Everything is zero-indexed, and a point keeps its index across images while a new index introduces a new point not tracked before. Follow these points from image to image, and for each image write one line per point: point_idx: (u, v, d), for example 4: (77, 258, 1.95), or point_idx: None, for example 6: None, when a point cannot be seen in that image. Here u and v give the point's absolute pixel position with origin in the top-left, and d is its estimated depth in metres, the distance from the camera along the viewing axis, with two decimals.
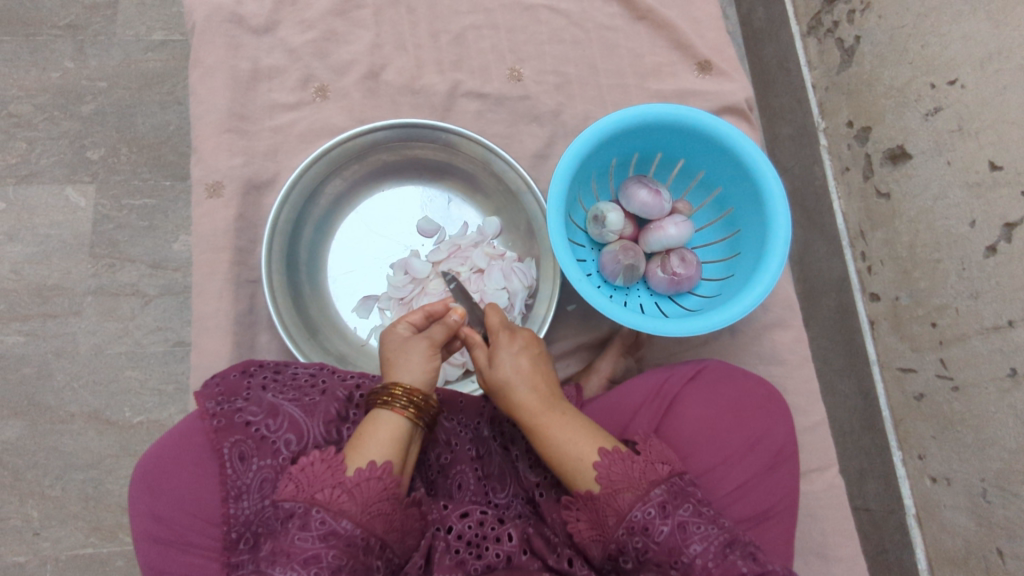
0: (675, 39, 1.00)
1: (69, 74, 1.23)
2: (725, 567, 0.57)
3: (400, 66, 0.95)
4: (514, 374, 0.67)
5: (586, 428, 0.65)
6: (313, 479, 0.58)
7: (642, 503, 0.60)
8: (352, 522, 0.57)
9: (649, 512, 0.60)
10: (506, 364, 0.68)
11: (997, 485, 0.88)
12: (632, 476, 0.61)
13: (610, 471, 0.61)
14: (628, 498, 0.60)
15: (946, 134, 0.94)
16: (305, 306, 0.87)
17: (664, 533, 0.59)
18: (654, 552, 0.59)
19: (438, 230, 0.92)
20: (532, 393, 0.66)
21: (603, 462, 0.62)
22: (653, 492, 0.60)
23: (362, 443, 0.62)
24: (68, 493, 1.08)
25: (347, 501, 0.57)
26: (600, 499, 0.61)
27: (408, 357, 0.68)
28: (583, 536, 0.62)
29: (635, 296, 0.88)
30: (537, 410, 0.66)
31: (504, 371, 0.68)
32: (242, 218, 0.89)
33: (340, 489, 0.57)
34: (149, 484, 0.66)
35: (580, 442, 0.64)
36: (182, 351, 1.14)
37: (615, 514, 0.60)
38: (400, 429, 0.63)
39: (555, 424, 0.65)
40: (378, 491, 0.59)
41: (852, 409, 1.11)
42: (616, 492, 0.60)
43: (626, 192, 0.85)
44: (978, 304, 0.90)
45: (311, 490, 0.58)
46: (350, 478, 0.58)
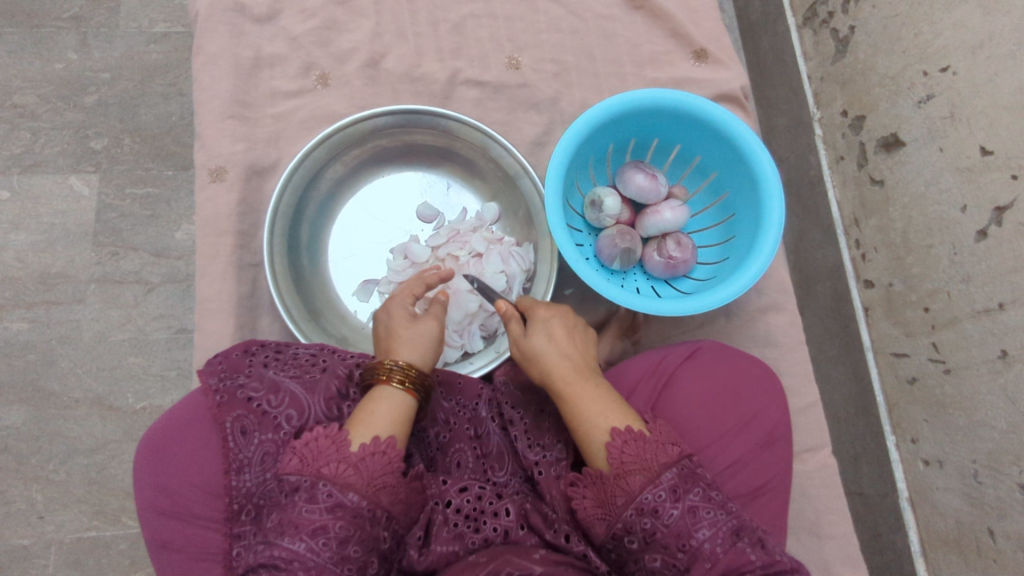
0: (671, 29, 1.01)
1: (73, 65, 1.24)
2: (734, 552, 0.56)
3: (400, 54, 0.97)
4: (546, 345, 0.69)
5: (612, 402, 0.65)
6: (318, 454, 0.58)
7: (652, 486, 0.58)
8: (358, 495, 0.58)
9: (659, 495, 0.58)
10: (538, 335, 0.70)
11: (988, 466, 0.89)
12: (645, 458, 0.60)
13: (622, 452, 0.60)
14: (638, 479, 0.59)
15: (938, 120, 0.95)
16: (307, 290, 0.88)
17: (674, 516, 0.58)
18: (662, 534, 0.58)
19: (438, 215, 0.93)
20: (564, 361, 0.68)
21: (616, 443, 0.61)
22: (664, 475, 0.59)
23: (366, 418, 0.63)
24: (72, 477, 1.10)
25: (352, 475, 0.58)
26: (610, 479, 0.60)
27: (421, 336, 0.72)
28: (588, 513, 0.62)
29: (632, 280, 0.89)
30: (568, 379, 0.67)
31: (535, 342, 0.70)
32: (245, 203, 0.91)
33: (345, 463, 0.58)
34: (153, 459, 0.68)
35: (596, 419, 0.64)
36: (184, 338, 1.15)
37: (625, 495, 0.59)
38: (400, 404, 0.65)
39: (585, 395, 0.66)
40: (383, 466, 0.59)
41: (847, 394, 1.13)
42: (626, 473, 0.59)
43: (623, 177, 0.87)
44: (970, 288, 0.92)
45: (316, 465, 0.58)
46: (354, 452, 0.59)
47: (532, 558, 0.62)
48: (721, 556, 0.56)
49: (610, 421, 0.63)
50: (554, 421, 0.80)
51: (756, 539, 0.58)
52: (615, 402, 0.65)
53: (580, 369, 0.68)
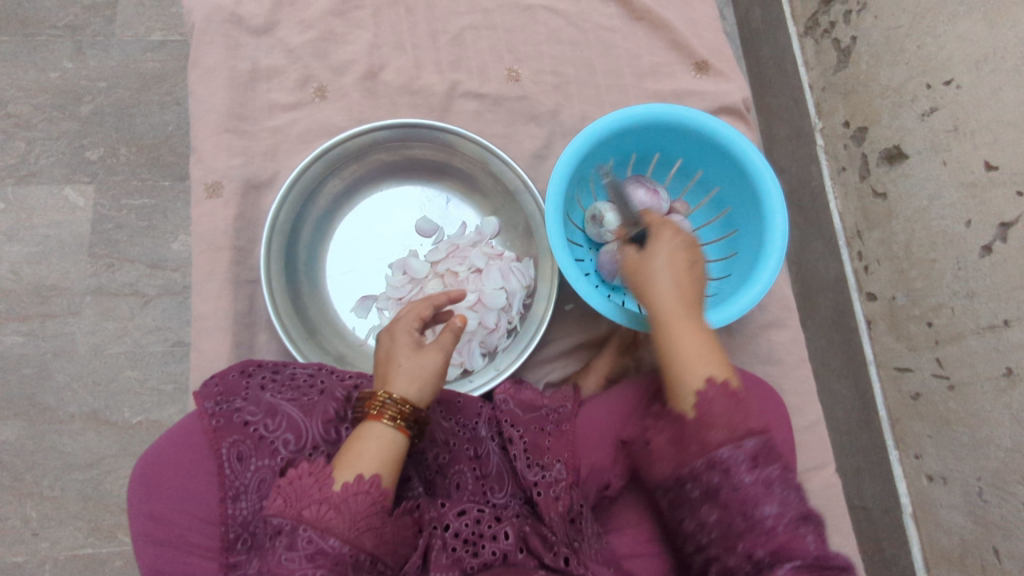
0: (672, 40, 1.00)
1: (68, 74, 1.23)
2: (795, 535, 0.53)
3: (399, 66, 0.96)
4: (667, 271, 0.66)
5: (712, 349, 0.62)
6: (300, 495, 0.58)
7: (733, 444, 0.56)
8: (339, 540, 0.57)
9: (737, 456, 0.56)
10: (662, 260, 0.67)
11: (993, 484, 0.89)
12: (732, 416, 0.57)
13: (709, 402, 0.58)
14: (720, 434, 0.57)
15: (942, 134, 0.94)
16: (305, 307, 0.87)
17: (746, 482, 0.55)
18: (727, 493, 0.55)
19: (437, 230, 0.92)
20: (680, 293, 0.65)
21: (707, 394, 0.59)
22: (747, 440, 0.57)
23: (353, 454, 0.62)
24: (68, 493, 1.09)
25: (333, 518, 0.57)
26: (692, 424, 0.58)
27: (422, 370, 0.67)
28: (660, 453, 0.60)
29: (633, 297, 0.88)
30: (674, 310, 0.64)
31: (659, 267, 0.67)
32: (241, 218, 0.89)
33: (326, 505, 0.58)
34: (147, 486, 0.67)
35: (692, 360, 0.61)
36: (181, 351, 1.14)
37: (701, 444, 0.57)
38: (392, 442, 0.63)
39: (687, 331, 0.63)
40: (366, 506, 0.59)
41: (850, 408, 1.12)
42: (708, 425, 0.58)
43: (624, 192, 0.86)
44: (974, 304, 0.91)
45: (298, 507, 0.58)
46: (337, 493, 0.59)
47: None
48: (781, 537, 0.53)
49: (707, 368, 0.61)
50: (554, 441, 0.77)
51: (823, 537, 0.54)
52: (715, 351, 0.62)
53: (691, 305, 0.65)
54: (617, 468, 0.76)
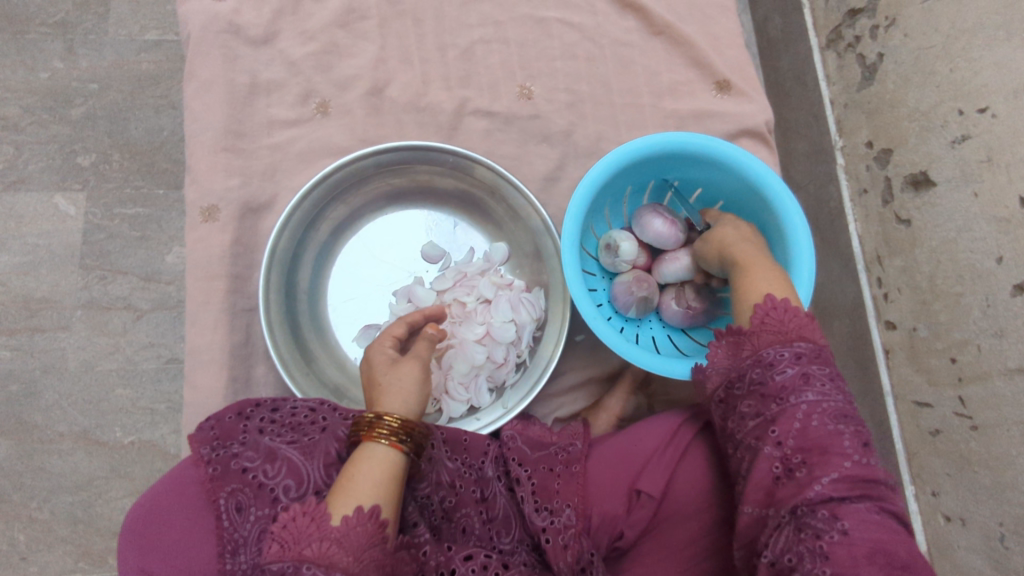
0: (693, 57, 0.95)
1: (59, 75, 1.17)
2: (828, 430, 0.56)
3: (405, 82, 0.91)
4: (748, 234, 0.75)
5: (780, 280, 0.68)
6: (297, 536, 0.54)
7: (779, 346, 0.61)
8: (346, 575, 0.52)
9: (782, 355, 0.61)
10: (743, 228, 0.76)
11: (1015, 532, 0.85)
12: (783, 324, 0.63)
13: (762, 311, 0.64)
14: (770, 337, 0.62)
15: (974, 163, 0.90)
16: (305, 337, 0.83)
17: (787, 374, 0.59)
18: (766, 386, 0.60)
19: (443, 255, 0.88)
20: (758, 250, 0.73)
21: (763, 303, 0.64)
22: (795, 343, 0.61)
23: (350, 485, 0.58)
24: (57, 516, 1.05)
25: (337, 552, 0.53)
26: (747, 329, 0.64)
27: (401, 384, 0.66)
28: (716, 362, 0.66)
29: (647, 329, 0.85)
30: (747, 254, 0.71)
31: (741, 231, 0.75)
32: (238, 243, 0.85)
33: (328, 541, 0.54)
34: (138, 540, 0.63)
35: (756, 284, 0.68)
36: (175, 369, 1.10)
37: (752, 346, 0.63)
38: (389, 466, 0.60)
39: (757, 265, 0.70)
40: (368, 538, 0.55)
41: (864, 438, 1.09)
42: (759, 331, 0.63)
43: (640, 221, 0.82)
44: (1003, 344, 0.87)
45: (298, 547, 0.53)
46: (337, 527, 0.54)
47: None
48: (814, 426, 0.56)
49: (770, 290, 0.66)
50: (563, 484, 0.74)
51: (862, 439, 0.55)
52: (784, 282, 0.68)
53: (766, 255, 0.72)
54: (630, 517, 0.72)
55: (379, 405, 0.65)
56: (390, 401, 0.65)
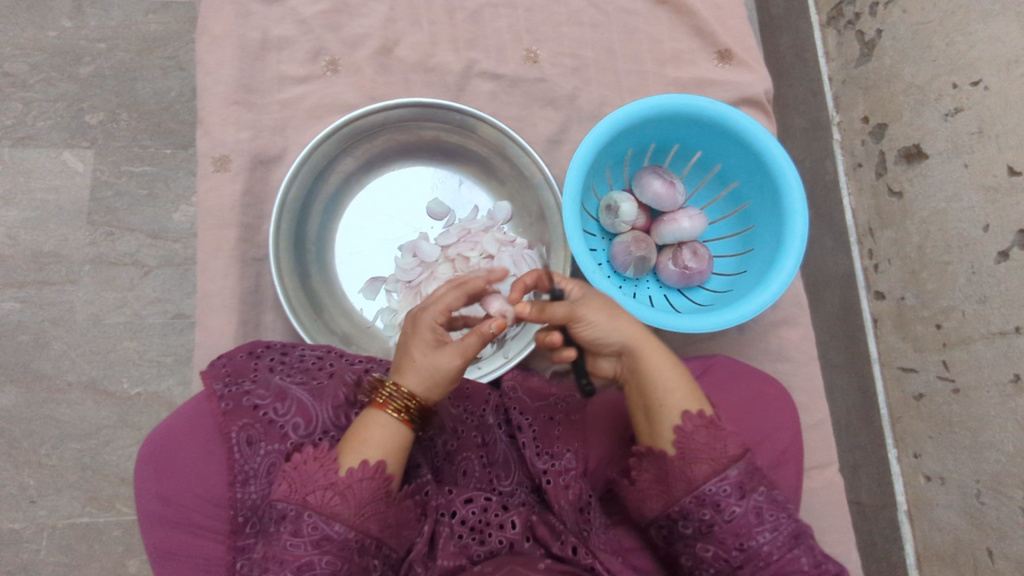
0: (696, 26, 0.98)
1: (67, 33, 1.18)
2: (787, 559, 0.57)
3: (413, 42, 0.93)
4: (612, 307, 0.65)
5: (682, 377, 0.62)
6: (306, 480, 0.58)
7: (718, 479, 0.57)
8: (345, 526, 0.57)
9: (723, 489, 0.57)
10: (604, 300, 0.65)
11: (992, 488, 0.89)
12: (713, 449, 0.58)
13: (690, 438, 0.59)
14: (705, 468, 0.58)
15: (965, 136, 0.93)
16: (312, 286, 0.86)
17: (737, 513, 0.57)
18: (720, 528, 0.57)
19: (448, 213, 0.90)
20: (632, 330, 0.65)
21: (685, 427, 0.59)
22: (730, 470, 0.58)
23: (359, 440, 0.61)
24: (65, 462, 1.08)
25: (339, 504, 0.57)
26: (677, 464, 0.59)
27: (434, 370, 0.62)
28: (644, 488, 0.61)
29: (644, 289, 0.87)
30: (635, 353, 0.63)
31: (604, 304, 0.65)
32: (249, 194, 0.88)
33: (332, 491, 0.58)
34: (154, 466, 0.66)
35: (671, 399, 0.61)
36: (181, 324, 1.12)
37: (687, 481, 0.58)
38: (398, 430, 0.62)
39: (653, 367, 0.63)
40: (372, 491, 0.59)
41: (850, 404, 1.12)
42: (691, 462, 0.58)
43: (640, 182, 0.84)
44: (986, 309, 0.91)
45: (303, 493, 0.58)
46: (342, 478, 0.58)
47: (537, 569, 0.62)
48: (777, 563, 0.57)
49: (682, 401, 0.61)
50: (563, 430, 0.77)
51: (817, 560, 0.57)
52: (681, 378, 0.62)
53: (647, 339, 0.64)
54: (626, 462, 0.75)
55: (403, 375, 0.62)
56: (415, 379, 0.62)
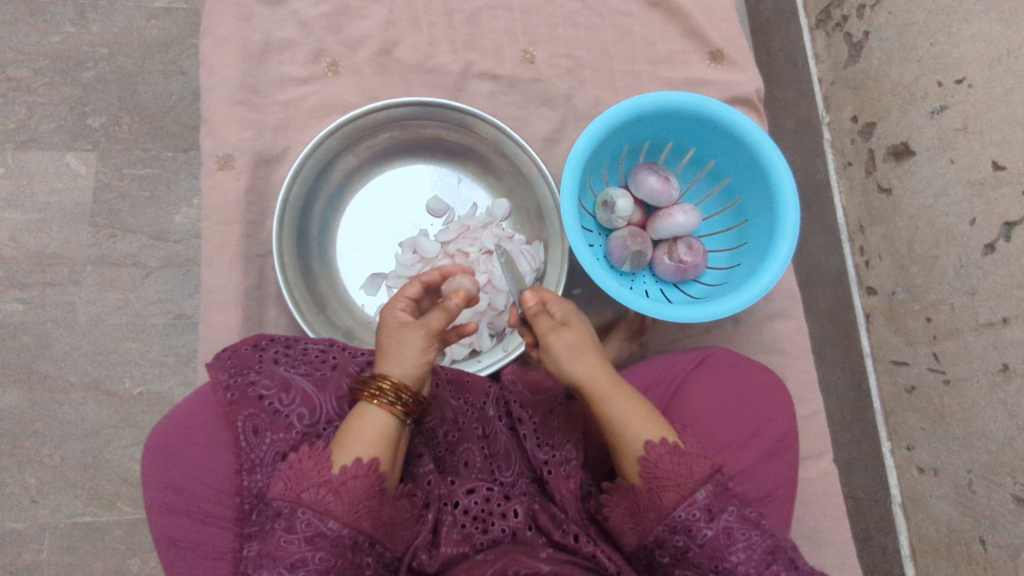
0: (688, 28, 1.00)
1: (70, 39, 1.20)
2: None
3: (413, 44, 0.95)
4: (585, 338, 0.68)
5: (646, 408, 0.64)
6: (300, 478, 0.58)
7: (686, 505, 0.59)
8: (338, 523, 0.57)
9: (693, 514, 0.59)
10: (578, 328, 0.68)
11: (983, 476, 0.91)
12: (679, 475, 0.60)
13: (656, 467, 0.60)
14: (671, 496, 0.59)
15: (951, 132, 0.95)
16: (314, 282, 0.87)
17: (709, 537, 0.59)
18: (694, 553, 0.59)
19: (447, 210, 0.92)
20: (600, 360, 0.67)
21: (650, 456, 0.61)
22: (698, 495, 0.59)
23: (352, 437, 0.61)
24: (67, 462, 1.09)
25: (333, 501, 0.58)
26: (642, 493, 0.61)
27: (402, 349, 0.66)
28: (620, 522, 0.63)
29: (641, 283, 0.88)
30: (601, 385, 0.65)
31: (576, 334, 0.68)
32: (252, 192, 0.89)
33: (325, 489, 0.58)
34: (162, 456, 0.67)
35: (634, 428, 0.63)
36: (183, 324, 1.13)
37: (657, 511, 0.60)
38: (389, 428, 0.63)
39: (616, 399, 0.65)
40: (365, 489, 0.58)
41: (844, 399, 1.14)
42: (659, 489, 0.60)
43: (635, 178, 0.86)
44: (974, 301, 0.92)
45: (297, 490, 0.58)
46: (336, 476, 0.58)
47: (540, 558, 0.63)
48: None
49: (646, 431, 0.63)
50: (564, 421, 0.78)
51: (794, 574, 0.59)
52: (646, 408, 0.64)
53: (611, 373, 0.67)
54: None
55: (380, 366, 0.66)
56: (389, 362, 0.66)
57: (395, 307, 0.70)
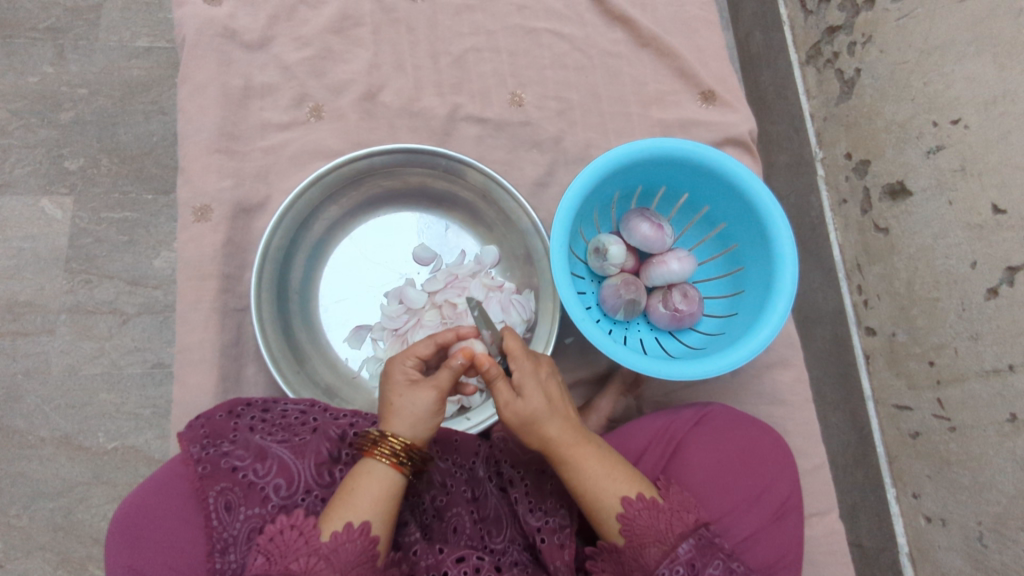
0: (679, 68, 0.98)
1: (48, 79, 1.17)
2: None
3: (398, 88, 0.93)
4: (542, 408, 0.62)
5: (618, 466, 0.63)
6: (286, 550, 0.55)
7: (669, 560, 0.58)
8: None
9: (677, 569, 0.58)
10: (535, 399, 0.62)
11: (994, 529, 0.87)
12: (659, 529, 0.60)
13: (635, 522, 0.60)
14: (654, 553, 0.59)
15: (948, 173, 0.93)
16: (295, 336, 0.84)
17: None
18: None
19: (435, 258, 0.89)
20: (564, 425, 0.63)
21: (628, 513, 0.60)
22: (679, 549, 0.59)
23: (347, 497, 0.59)
24: (36, 523, 1.04)
25: (325, 569, 0.54)
26: (626, 554, 0.60)
27: (415, 410, 0.63)
28: None
29: (635, 332, 0.85)
30: (570, 443, 0.63)
31: (531, 407, 0.62)
32: (230, 243, 0.86)
33: (316, 557, 0.54)
34: (126, 537, 0.62)
35: (606, 486, 0.62)
36: (161, 374, 1.09)
37: (642, 569, 0.59)
38: (390, 486, 0.60)
39: (589, 458, 0.63)
40: (357, 555, 0.56)
41: (846, 443, 1.11)
42: (641, 546, 0.60)
43: (627, 225, 0.83)
44: (978, 346, 0.90)
45: (285, 561, 0.54)
46: (326, 544, 0.55)
47: None
48: None
49: (621, 488, 0.62)
50: (557, 484, 0.74)
51: None
52: (617, 465, 0.63)
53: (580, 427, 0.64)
54: None
55: (388, 424, 0.63)
56: (398, 422, 0.63)
57: (403, 362, 0.66)
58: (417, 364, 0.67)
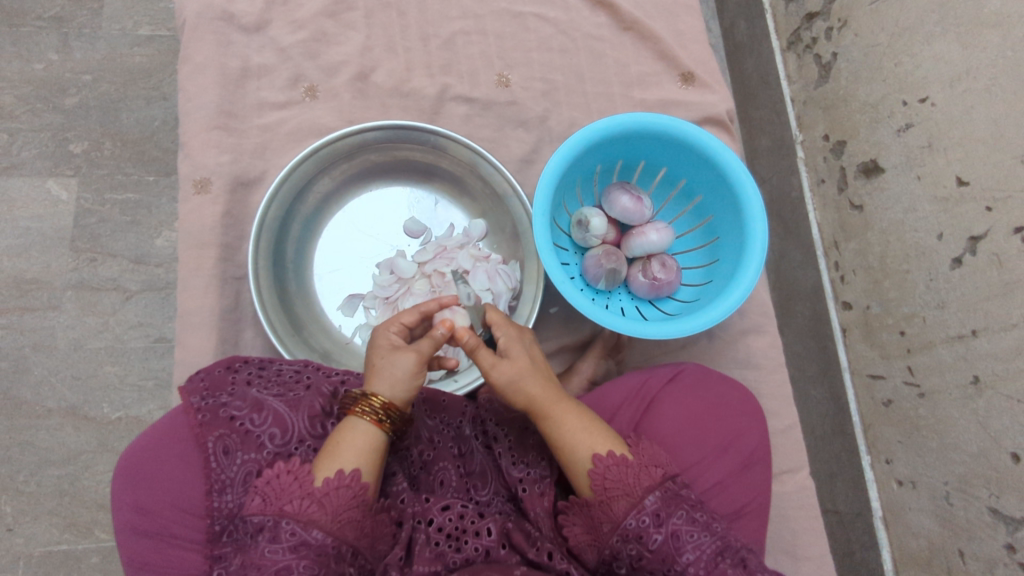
0: (659, 51, 1.02)
1: (53, 66, 1.21)
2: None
3: (389, 69, 0.97)
4: (527, 367, 0.69)
5: (593, 423, 0.69)
6: (280, 492, 0.58)
7: (636, 512, 0.62)
8: (323, 532, 0.57)
9: (642, 520, 0.62)
10: (521, 359, 0.69)
11: (959, 488, 0.92)
12: (627, 483, 0.63)
13: (605, 477, 0.64)
14: (622, 505, 0.62)
15: (917, 149, 0.97)
16: (291, 303, 0.88)
17: (658, 541, 0.61)
18: (647, 560, 0.61)
19: (424, 231, 0.93)
20: (545, 385, 0.69)
21: (598, 468, 0.64)
22: (646, 500, 0.62)
23: (337, 450, 0.63)
24: (43, 489, 1.08)
25: (316, 511, 0.58)
26: (596, 505, 0.64)
27: (394, 370, 0.67)
28: (578, 539, 0.66)
29: (616, 300, 0.89)
30: (550, 400, 0.69)
31: (517, 365, 0.69)
32: (229, 215, 0.91)
33: (308, 499, 0.58)
34: (130, 478, 0.67)
35: (585, 437, 0.67)
36: (163, 348, 1.13)
37: (610, 522, 0.63)
38: (376, 440, 0.64)
39: (570, 414, 0.68)
40: (348, 499, 0.59)
41: (823, 413, 1.15)
42: (610, 500, 0.63)
43: (609, 198, 0.87)
44: (944, 314, 0.94)
45: (279, 503, 0.58)
46: (319, 487, 0.59)
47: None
48: None
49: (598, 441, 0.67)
50: (538, 439, 0.79)
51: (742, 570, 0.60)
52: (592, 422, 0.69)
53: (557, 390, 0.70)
54: None
55: (369, 384, 0.67)
56: (379, 382, 0.67)
57: (388, 330, 0.71)
58: (401, 332, 0.72)
